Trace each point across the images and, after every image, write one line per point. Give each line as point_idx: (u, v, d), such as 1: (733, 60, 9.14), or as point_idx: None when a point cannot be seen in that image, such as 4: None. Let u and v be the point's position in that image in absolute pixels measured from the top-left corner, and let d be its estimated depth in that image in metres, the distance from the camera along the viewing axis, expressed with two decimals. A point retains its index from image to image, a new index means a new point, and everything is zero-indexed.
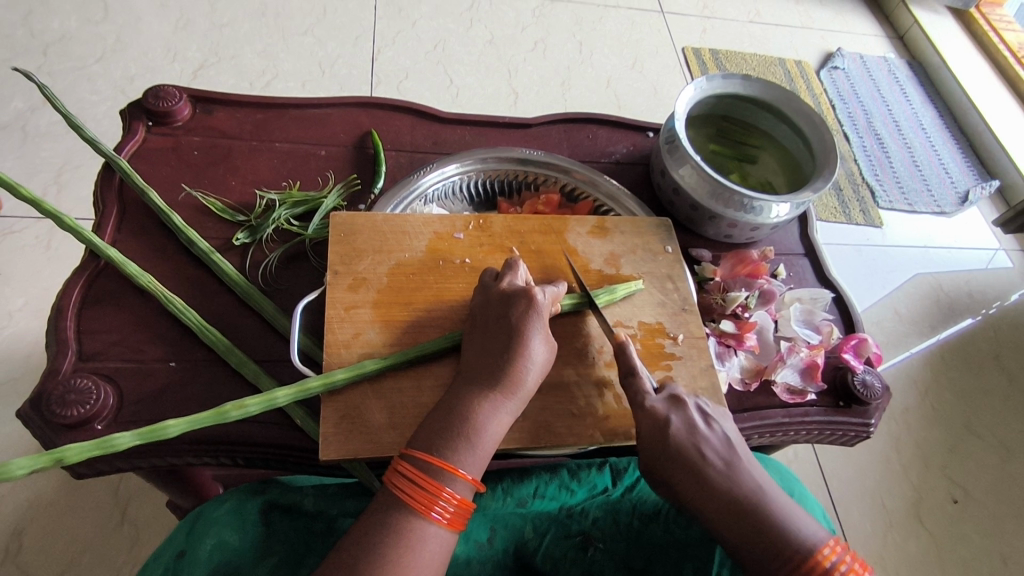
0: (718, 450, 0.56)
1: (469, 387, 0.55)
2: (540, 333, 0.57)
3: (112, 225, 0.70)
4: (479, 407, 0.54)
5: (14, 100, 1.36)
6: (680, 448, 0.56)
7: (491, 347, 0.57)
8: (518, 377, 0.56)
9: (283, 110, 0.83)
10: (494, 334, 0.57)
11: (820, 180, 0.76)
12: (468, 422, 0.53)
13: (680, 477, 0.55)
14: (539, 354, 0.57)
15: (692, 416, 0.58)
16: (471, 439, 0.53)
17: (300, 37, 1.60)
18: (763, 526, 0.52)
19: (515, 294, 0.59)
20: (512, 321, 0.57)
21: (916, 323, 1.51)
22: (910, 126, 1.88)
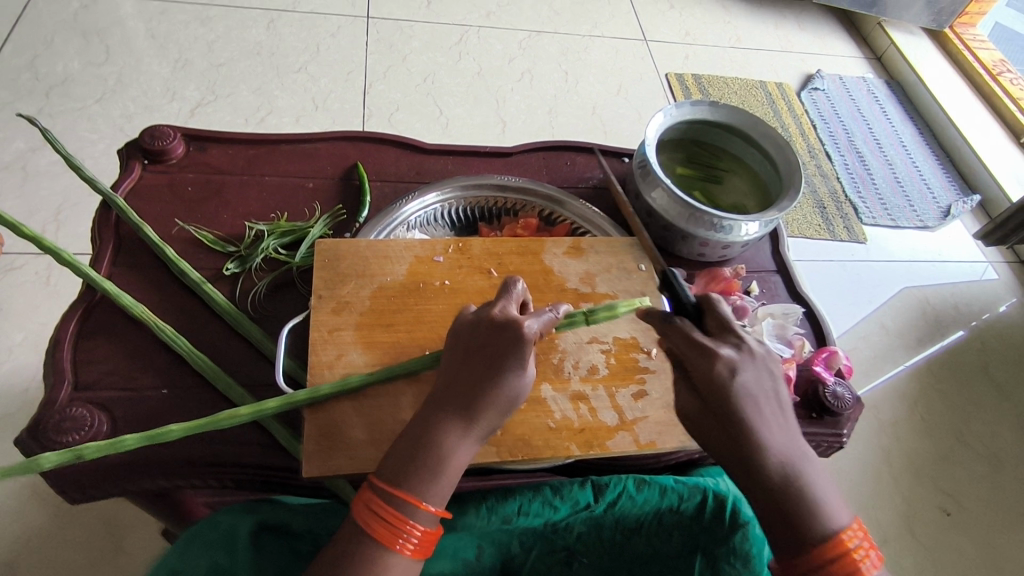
0: (770, 416, 0.53)
1: (438, 416, 0.54)
2: (523, 367, 0.55)
3: (108, 260, 0.73)
4: (447, 440, 0.53)
5: (17, 141, 1.41)
6: (731, 402, 0.52)
7: (468, 377, 0.55)
8: (490, 410, 0.54)
9: (272, 146, 0.86)
10: (473, 364, 0.55)
11: (786, 199, 0.80)
12: (436, 455, 0.53)
13: (728, 438, 0.53)
14: (517, 387, 0.55)
15: (746, 365, 0.54)
16: (437, 473, 0.53)
17: (294, 73, 1.66)
18: (793, 501, 0.52)
19: (503, 322, 0.56)
20: (495, 352, 0.55)
21: (902, 336, 1.53)
22: (890, 143, 1.93)
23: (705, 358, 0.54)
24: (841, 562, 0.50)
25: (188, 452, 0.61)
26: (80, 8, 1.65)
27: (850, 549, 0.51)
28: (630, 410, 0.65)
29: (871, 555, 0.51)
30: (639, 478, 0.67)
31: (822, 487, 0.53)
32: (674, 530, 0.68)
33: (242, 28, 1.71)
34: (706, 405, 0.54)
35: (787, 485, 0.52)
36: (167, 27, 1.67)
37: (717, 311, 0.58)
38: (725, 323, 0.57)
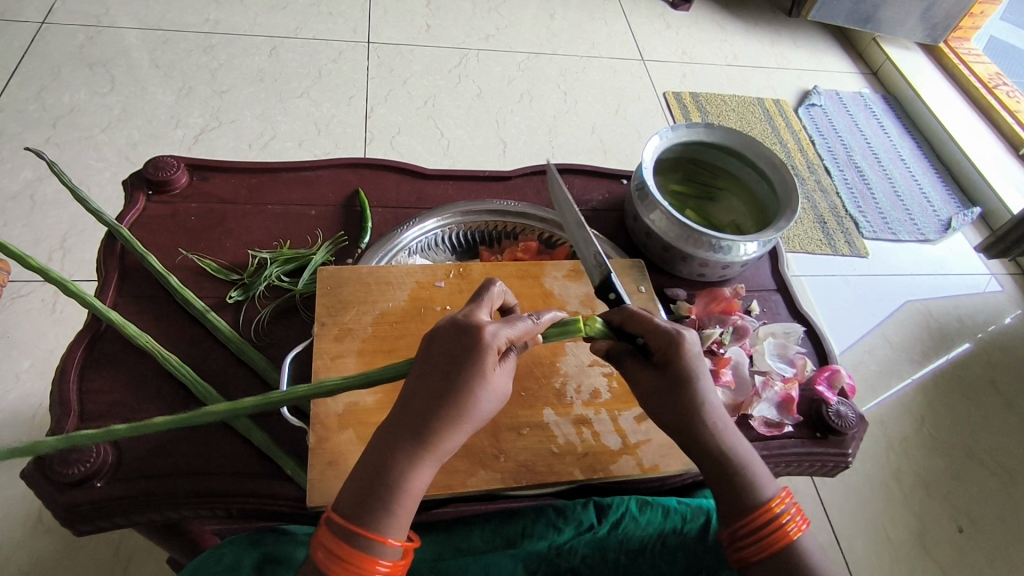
0: (714, 393, 0.57)
1: (391, 434, 0.50)
2: (482, 377, 0.50)
3: (113, 290, 0.74)
4: (400, 461, 0.49)
5: (25, 170, 1.43)
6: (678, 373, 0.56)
7: (423, 389, 0.50)
8: (447, 425, 0.50)
9: (275, 174, 0.88)
10: (429, 374, 0.51)
11: (784, 219, 0.80)
12: (389, 479, 0.49)
13: (673, 412, 0.56)
14: (478, 399, 0.50)
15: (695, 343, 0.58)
16: (392, 499, 0.49)
17: (296, 99, 1.68)
18: (729, 473, 0.55)
19: (464, 326, 0.52)
20: (453, 361, 0.51)
21: (907, 350, 1.52)
22: (889, 157, 1.94)
23: (668, 339, 0.56)
24: (773, 531, 0.53)
25: (195, 483, 0.62)
26: (87, 39, 1.68)
27: (781, 517, 0.54)
28: (633, 433, 0.65)
29: (800, 523, 0.54)
30: (641, 501, 0.67)
31: (753, 460, 0.57)
32: (680, 550, 0.64)
33: (246, 55, 1.74)
34: (655, 384, 0.57)
35: (724, 456, 0.56)
36: (171, 56, 1.69)
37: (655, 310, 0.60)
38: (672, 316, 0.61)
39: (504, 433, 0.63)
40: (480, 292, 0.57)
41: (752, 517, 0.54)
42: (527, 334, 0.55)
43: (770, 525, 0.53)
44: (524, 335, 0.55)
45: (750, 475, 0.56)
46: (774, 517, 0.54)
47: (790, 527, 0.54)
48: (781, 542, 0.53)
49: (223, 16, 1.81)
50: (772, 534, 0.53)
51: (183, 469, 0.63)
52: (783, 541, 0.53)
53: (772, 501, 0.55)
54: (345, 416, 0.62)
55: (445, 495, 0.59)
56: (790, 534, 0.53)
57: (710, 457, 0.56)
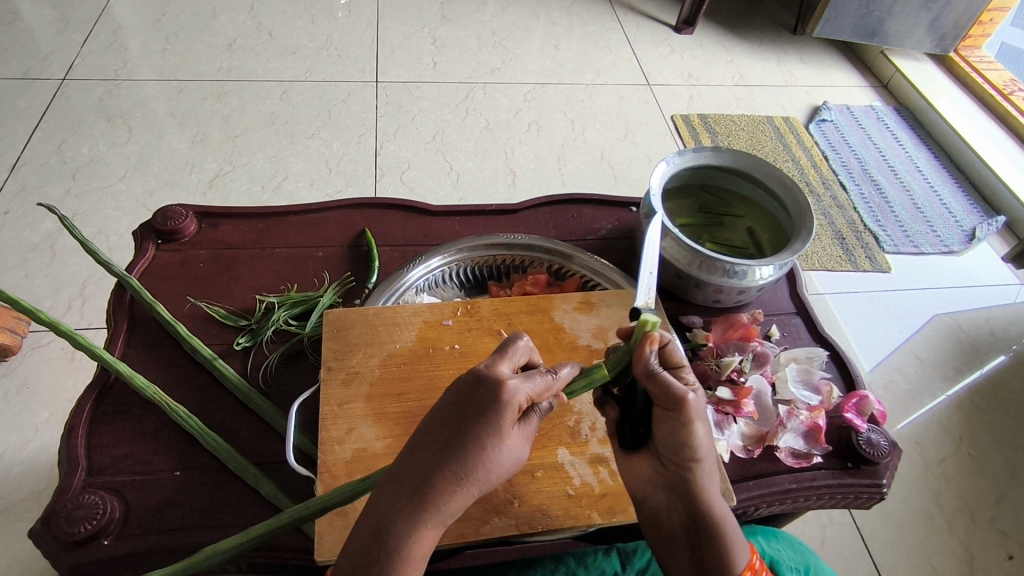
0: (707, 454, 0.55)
1: (391, 497, 0.49)
2: (499, 432, 0.49)
3: (122, 341, 0.74)
4: (402, 524, 0.48)
5: (45, 222, 1.46)
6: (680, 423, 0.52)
7: (431, 445, 0.50)
8: (454, 485, 0.49)
9: (281, 218, 0.88)
10: (439, 428, 0.50)
11: (799, 241, 0.78)
12: (388, 544, 0.47)
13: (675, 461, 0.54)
14: (490, 457, 0.49)
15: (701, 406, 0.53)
16: (391, 564, 0.47)
17: (308, 139, 1.71)
18: (709, 539, 0.54)
19: (483, 379, 0.51)
20: (464, 415, 0.50)
21: (939, 366, 1.46)
22: (906, 169, 1.91)
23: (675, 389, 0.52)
24: None
25: (205, 537, 0.60)
26: (106, 92, 1.73)
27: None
28: None
29: None
30: None
31: (730, 522, 0.56)
32: None
33: (257, 99, 1.77)
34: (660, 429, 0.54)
35: (704, 523, 0.55)
36: (187, 104, 1.74)
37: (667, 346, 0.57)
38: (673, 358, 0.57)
39: (518, 477, 0.60)
40: (507, 345, 0.55)
41: None
42: (550, 389, 0.54)
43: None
44: (547, 390, 0.53)
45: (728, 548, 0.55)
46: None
47: None
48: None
49: (235, 64, 1.86)
50: None
51: (193, 524, 0.61)
52: None
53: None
54: (353, 462, 0.60)
55: (458, 543, 0.57)
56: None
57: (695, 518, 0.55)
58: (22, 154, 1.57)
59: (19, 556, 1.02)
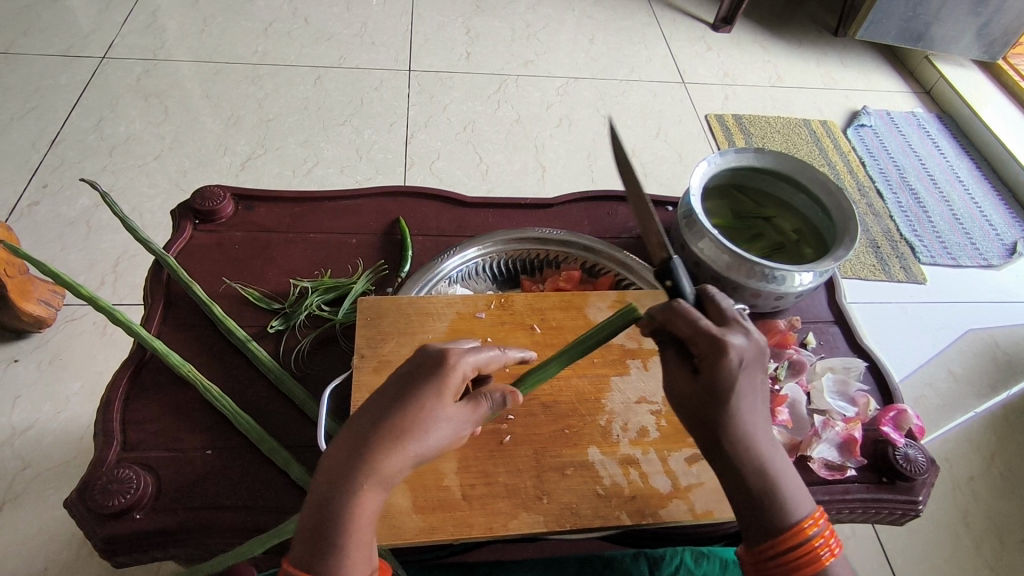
0: (759, 421, 0.50)
1: (330, 471, 0.46)
2: (436, 400, 0.47)
3: (158, 318, 0.74)
4: (343, 494, 0.45)
5: (83, 198, 1.48)
6: (725, 390, 0.49)
7: (368, 416, 0.47)
8: (390, 453, 0.46)
9: (317, 204, 0.88)
10: (380, 399, 0.48)
11: (842, 247, 0.77)
12: (333, 516, 0.45)
13: (708, 436, 0.51)
14: (428, 425, 0.47)
15: (754, 354, 0.49)
16: (338, 539, 0.45)
17: (339, 126, 1.71)
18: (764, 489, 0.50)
19: (425, 353, 0.49)
20: (402, 384, 0.48)
21: (973, 382, 1.43)
22: (946, 179, 1.86)
23: (712, 343, 0.49)
24: (804, 554, 0.49)
25: (234, 518, 0.61)
26: (143, 72, 1.75)
27: (814, 541, 0.49)
28: (684, 476, 0.61)
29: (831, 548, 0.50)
30: (695, 552, 0.63)
31: (786, 468, 0.51)
32: None
33: (291, 84, 1.78)
34: (693, 394, 0.51)
35: (763, 473, 0.50)
36: (221, 86, 1.75)
37: (716, 301, 0.53)
38: (723, 311, 0.52)
39: (548, 473, 0.60)
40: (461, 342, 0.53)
41: (783, 543, 0.50)
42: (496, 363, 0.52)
43: (801, 547, 0.49)
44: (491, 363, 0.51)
45: (781, 504, 0.50)
46: (808, 541, 0.49)
47: (822, 553, 0.50)
48: (812, 567, 0.49)
49: (269, 48, 1.87)
50: (803, 557, 0.49)
51: (223, 502, 0.62)
52: (814, 566, 0.49)
53: (807, 523, 0.50)
54: None
55: (486, 538, 0.56)
56: (823, 559, 0.49)
57: (741, 489, 0.51)
58: (61, 129, 1.60)
59: (50, 523, 1.05)
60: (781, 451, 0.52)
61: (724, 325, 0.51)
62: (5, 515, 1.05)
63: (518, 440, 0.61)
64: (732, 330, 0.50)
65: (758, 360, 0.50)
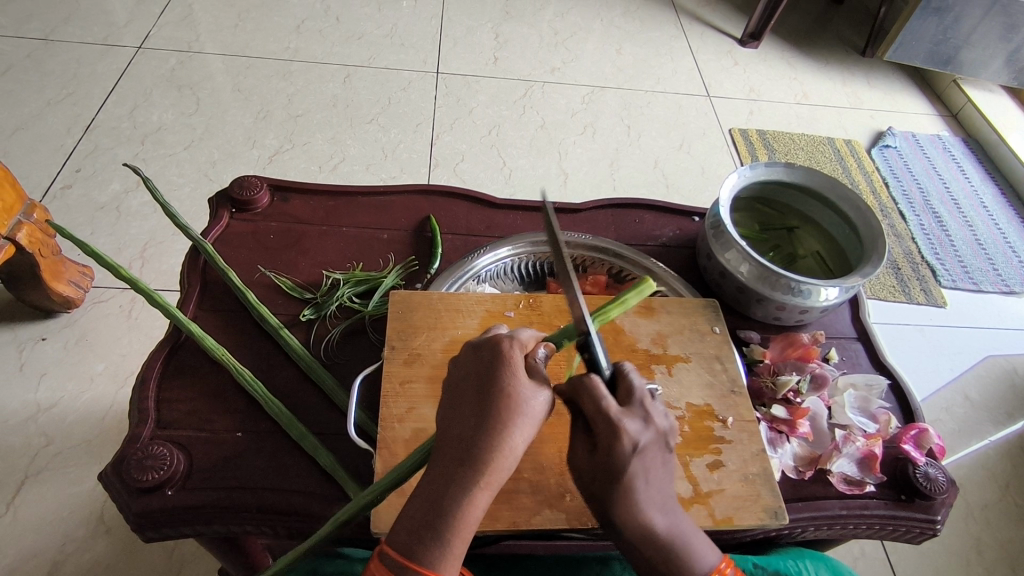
0: (657, 498, 0.50)
1: (444, 465, 0.48)
2: (516, 381, 0.50)
3: (194, 301, 0.76)
4: (455, 487, 0.47)
5: (114, 183, 1.51)
6: (619, 474, 0.48)
7: (465, 410, 0.50)
8: (495, 440, 0.48)
9: (351, 199, 0.90)
10: (469, 395, 0.51)
11: (869, 265, 0.77)
12: (444, 508, 0.47)
13: (602, 512, 0.50)
14: (522, 410, 0.49)
15: (652, 439, 0.49)
16: (446, 531, 0.46)
17: (367, 124, 1.74)
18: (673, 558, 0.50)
19: (487, 345, 0.53)
20: (481, 376, 0.51)
21: (989, 410, 1.42)
22: (970, 204, 1.85)
23: (607, 427, 0.48)
24: None
25: (260, 499, 0.62)
26: (177, 63, 1.79)
27: None
28: (705, 482, 0.62)
29: None
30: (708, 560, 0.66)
31: (692, 533, 0.51)
32: None
33: (321, 82, 1.81)
34: (588, 472, 0.50)
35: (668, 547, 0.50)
36: (252, 81, 1.78)
37: (627, 379, 0.52)
38: (631, 392, 0.51)
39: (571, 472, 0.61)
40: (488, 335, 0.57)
41: None
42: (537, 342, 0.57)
43: None
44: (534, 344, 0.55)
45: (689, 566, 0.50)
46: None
47: None
48: None
49: (301, 45, 1.90)
50: None
51: (251, 484, 0.63)
52: None
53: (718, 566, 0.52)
54: (411, 441, 0.62)
55: (508, 532, 0.57)
56: None
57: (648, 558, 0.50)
58: (96, 116, 1.63)
59: (69, 499, 1.07)
60: (683, 520, 0.51)
61: (624, 403, 0.50)
62: (27, 489, 1.08)
63: (544, 438, 0.62)
64: (632, 413, 0.49)
65: (657, 449, 0.49)
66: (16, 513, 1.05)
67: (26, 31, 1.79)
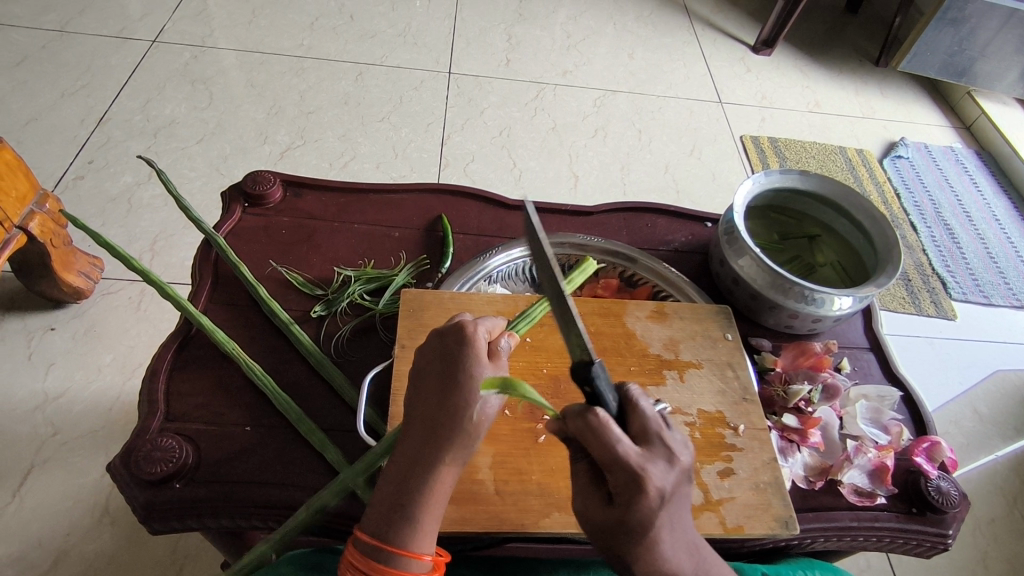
0: (682, 541, 0.45)
1: (411, 449, 0.49)
2: (477, 362, 0.50)
3: (206, 294, 0.76)
4: (422, 469, 0.48)
5: (125, 176, 1.52)
6: (644, 526, 0.43)
7: (429, 393, 0.50)
8: (457, 422, 0.48)
9: (363, 196, 0.90)
10: (432, 377, 0.51)
11: (884, 275, 0.76)
12: (414, 490, 0.47)
13: (622, 564, 0.45)
14: (483, 391, 0.49)
15: (677, 482, 0.44)
16: (415, 511, 0.47)
17: (378, 123, 1.74)
18: None
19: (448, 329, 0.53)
20: (444, 358, 0.51)
21: (998, 424, 1.41)
22: (982, 217, 1.83)
23: (629, 479, 0.42)
24: None
25: (267, 494, 0.62)
26: (191, 58, 1.80)
27: None
28: (716, 490, 0.62)
29: None
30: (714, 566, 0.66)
31: (718, 574, 0.48)
32: None
33: (333, 79, 1.82)
34: (604, 524, 0.44)
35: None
36: (265, 77, 1.79)
37: (638, 413, 0.46)
38: (647, 428, 0.45)
39: None
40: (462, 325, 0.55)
41: None
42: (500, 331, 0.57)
43: None
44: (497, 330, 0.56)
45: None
46: None
47: None
48: None
49: (314, 42, 1.90)
50: None
51: (259, 479, 0.63)
52: None
53: None
54: None
55: (517, 534, 0.57)
56: None
57: None
58: (109, 108, 1.64)
59: (74, 490, 1.08)
60: (707, 557, 0.47)
61: (641, 446, 0.44)
62: (33, 479, 1.08)
63: (553, 441, 0.62)
64: (653, 454, 0.43)
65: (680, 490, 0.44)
66: (21, 501, 1.05)
67: (42, 22, 1.80)
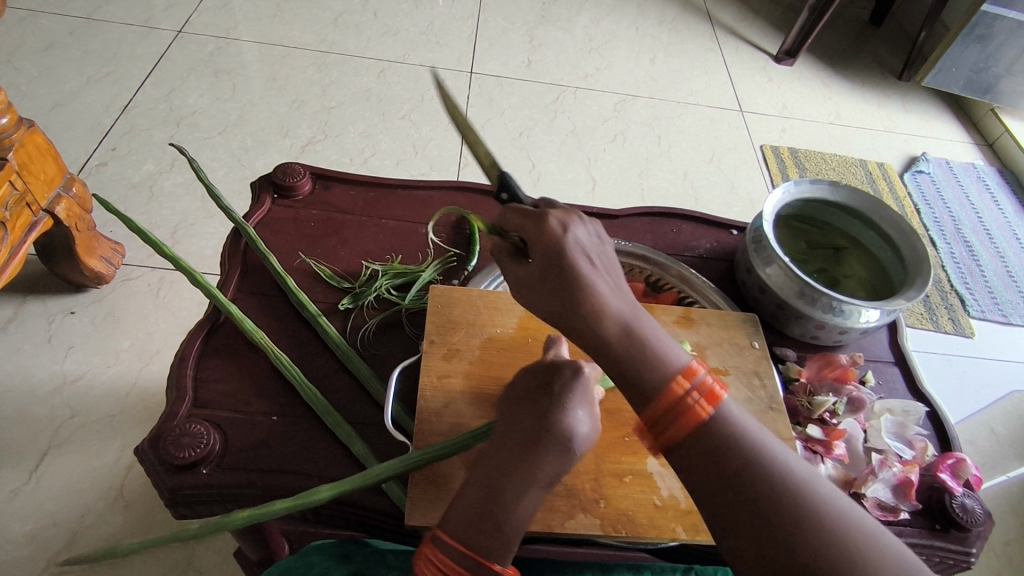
0: (608, 284, 0.52)
1: (500, 460, 0.51)
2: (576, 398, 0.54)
3: (234, 284, 0.77)
4: (513, 484, 0.50)
5: (148, 163, 1.53)
6: (563, 259, 0.51)
7: (523, 416, 0.53)
8: (551, 447, 0.51)
9: (390, 191, 0.90)
10: (527, 403, 0.54)
11: (913, 289, 0.76)
12: (501, 501, 0.49)
13: (566, 319, 0.51)
14: (576, 420, 0.53)
15: (588, 236, 0.53)
16: (501, 522, 0.48)
17: (398, 120, 1.75)
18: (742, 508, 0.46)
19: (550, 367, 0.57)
20: (544, 389, 0.55)
21: (1014, 445, 1.40)
22: (1003, 235, 1.82)
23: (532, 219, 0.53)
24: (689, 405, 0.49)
25: (292, 484, 0.62)
26: (215, 49, 1.81)
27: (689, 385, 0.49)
28: None
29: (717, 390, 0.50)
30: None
31: (656, 332, 0.52)
32: None
33: (355, 75, 1.82)
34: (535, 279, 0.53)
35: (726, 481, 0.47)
36: (288, 70, 1.80)
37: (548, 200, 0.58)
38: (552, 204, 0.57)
39: (607, 478, 0.60)
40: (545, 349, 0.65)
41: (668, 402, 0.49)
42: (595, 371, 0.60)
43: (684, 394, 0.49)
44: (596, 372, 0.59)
45: (652, 357, 0.50)
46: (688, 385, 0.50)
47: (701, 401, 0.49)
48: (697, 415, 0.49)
49: (337, 38, 1.91)
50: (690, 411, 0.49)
51: (284, 467, 0.63)
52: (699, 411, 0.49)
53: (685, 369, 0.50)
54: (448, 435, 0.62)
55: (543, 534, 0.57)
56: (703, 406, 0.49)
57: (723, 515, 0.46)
58: (133, 96, 1.65)
59: (90, 473, 1.08)
60: (649, 320, 0.52)
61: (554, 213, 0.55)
62: (49, 460, 1.09)
63: None
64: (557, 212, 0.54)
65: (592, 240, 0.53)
66: (37, 483, 1.06)
67: (69, 9, 1.82)
